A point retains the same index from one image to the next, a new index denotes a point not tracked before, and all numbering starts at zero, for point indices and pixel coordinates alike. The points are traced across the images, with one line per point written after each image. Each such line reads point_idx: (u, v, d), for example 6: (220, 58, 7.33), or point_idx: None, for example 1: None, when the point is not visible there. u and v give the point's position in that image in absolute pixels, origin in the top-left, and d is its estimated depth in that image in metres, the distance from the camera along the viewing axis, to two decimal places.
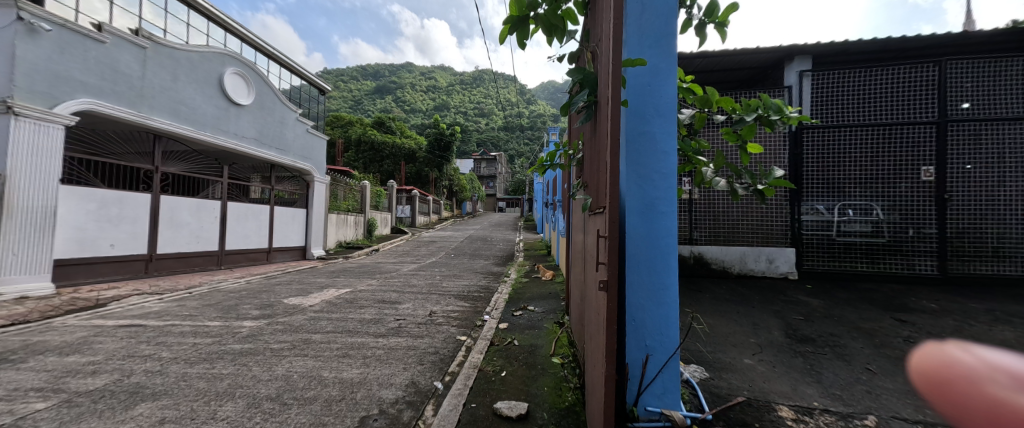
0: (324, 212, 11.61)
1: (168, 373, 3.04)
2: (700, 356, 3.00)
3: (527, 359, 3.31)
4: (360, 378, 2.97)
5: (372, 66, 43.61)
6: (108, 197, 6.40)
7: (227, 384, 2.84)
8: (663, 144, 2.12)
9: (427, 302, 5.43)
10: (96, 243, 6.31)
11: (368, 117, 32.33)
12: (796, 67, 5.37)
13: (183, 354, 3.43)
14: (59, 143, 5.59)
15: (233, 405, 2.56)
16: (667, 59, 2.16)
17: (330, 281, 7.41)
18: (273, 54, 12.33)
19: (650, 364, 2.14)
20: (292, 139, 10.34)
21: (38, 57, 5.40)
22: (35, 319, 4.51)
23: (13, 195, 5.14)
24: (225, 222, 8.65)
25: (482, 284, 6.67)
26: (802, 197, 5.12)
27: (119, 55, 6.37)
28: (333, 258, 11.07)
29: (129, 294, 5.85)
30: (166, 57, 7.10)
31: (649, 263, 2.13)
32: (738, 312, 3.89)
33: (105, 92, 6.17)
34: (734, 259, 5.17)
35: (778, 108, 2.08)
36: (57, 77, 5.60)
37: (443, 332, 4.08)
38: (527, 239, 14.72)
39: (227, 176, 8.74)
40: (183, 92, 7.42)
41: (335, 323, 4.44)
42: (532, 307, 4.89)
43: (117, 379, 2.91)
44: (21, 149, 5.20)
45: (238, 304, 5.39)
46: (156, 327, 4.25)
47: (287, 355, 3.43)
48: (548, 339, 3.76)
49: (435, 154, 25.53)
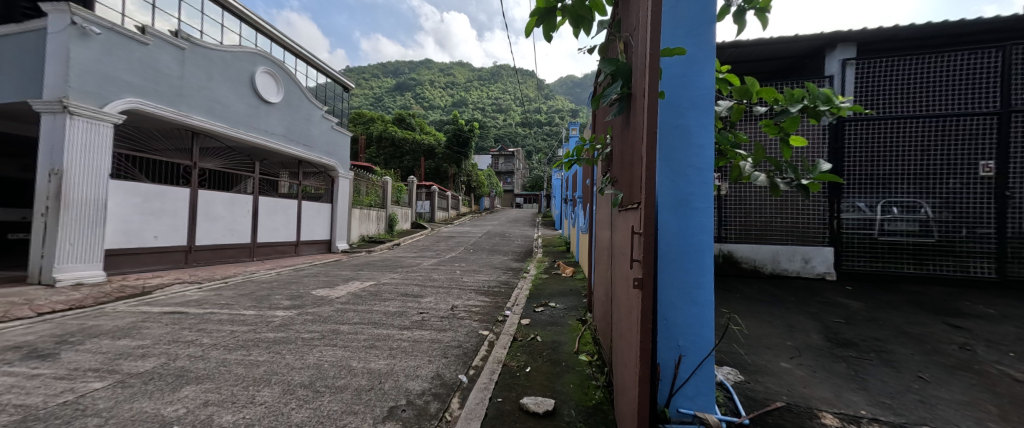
0: (348, 207, 11.88)
1: (209, 358, 3.20)
2: (735, 358, 2.92)
3: (550, 356, 3.30)
4: (387, 369, 3.04)
5: (393, 65, 44.42)
6: (151, 191, 6.75)
7: (264, 371, 2.96)
8: (698, 137, 2.05)
9: (448, 296, 5.50)
10: (141, 235, 6.67)
11: (390, 114, 32.86)
12: (838, 56, 5.13)
13: (223, 341, 3.60)
14: (108, 140, 5.92)
15: (270, 390, 2.67)
16: (704, 48, 2.08)
17: (354, 273, 7.61)
18: (300, 53, 12.60)
19: (683, 364, 2.10)
20: (318, 135, 10.61)
21: (88, 59, 5.71)
22: (89, 305, 4.81)
23: (70, 189, 5.48)
24: (257, 215, 8.99)
25: (501, 280, 6.69)
26: (842, 194, 4.91)
27: (160, 56, 6.68)
28: (355, 251, 11.35)
29: (171, 283, 6.17)
30: (202, 58, 7.39)
31: (682, 262, 2.07)
32: (771, 313, 3.78)
33: (147, 91, 6.48)
34: (766, 258, 5.05)
35: (826, 97, 1.91)
36: (105, 78, 5.92)
37: (465, 326, 4.13)
38: (545, 235, 14.74)
39: (258, 172, 9.08)
40: (218, 91, 7.72)
41: (361, 315, 4.56)
42: (553, 303, 4.89)
43: (163, 362, 3.08)
44: (76, 146, 5.55)
45: (270, 295, 5.61)
46: (196, 314, 4.47)
47: (317, 344, 3.55)
48: (571, 336, 3.74)
49: (455, 150, 25.71)
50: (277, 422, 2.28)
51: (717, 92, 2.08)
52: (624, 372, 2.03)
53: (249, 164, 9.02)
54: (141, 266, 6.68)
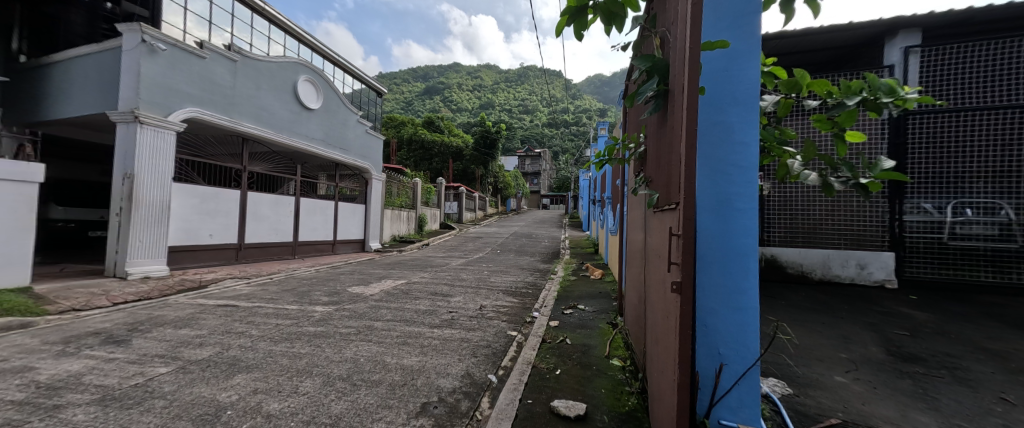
0: (381, 208, 12.18)
1: (257, 348, 3.35)
2: (784, 370, 2.77)
3: (581, 359, 3.25)
4: (418, 366, 3.08)
5: (423, 69, 45.44)
6: (207, 192, 7.15)
7: (306, 362, 3.08)
8: (741, 134, 1.97)
9: (477, 296, 5.53)
10: (198, 232, 7.06)
11: (419, 117, 33.54)
12: (900, 43, 4.94)
13: (269, 333, 3.76)
14: (172, 146, 6.33)
15: (312, 381, 2.76)
16: (748, 41, 2.00)
17: (386, 272, 7.79)
18: (337, 61, 13.03)
19: (725, 374, 2.00)
20: (354, 139, 10.95)
21: (156, 74, 6.13)
22: (155, 297, 5.18)
23: (140, 191, 5.91)
24: (299, 215, 9.36)
25: (529, 281, 6.67)
26: (904, 194, 4.73)
27: (216, 68, 7.09)
28: (387, 251, 11.60)
29: (225, 278, 6.53)
30: (251, 68, 7.79)
31: (722, 265, 1.99)
32: (822, 323, 3.61)
33: (205, 102, 6.89)
34: (815, 263, 4.99)
35: (889, 88, 1.70)
36: (169, 91, 6.32)
37: (494, 326, 4.13)
38: (572, 237, 14.63)
39: (299, 174, 9.37)
40: (265, 99, 8.11)
41: (394, 312, 4.66)
42: (582, 306, 4.82)
43: (219, 351, 3.25)
44: (145, 152, 5.98)
45: (310, 291, 5.83)
46: (245, 307, 4.71)
47: (354, 339, 3.65)
48: (601, 340, 3.68)
49: (481, 152, 25.93)
50: (317, 413, 2.35)
51: (762, 87, 1.99)
52: (661, 379, 1.97)
53: (292, 167, 9.32)
54: (198, 262, 7.09)
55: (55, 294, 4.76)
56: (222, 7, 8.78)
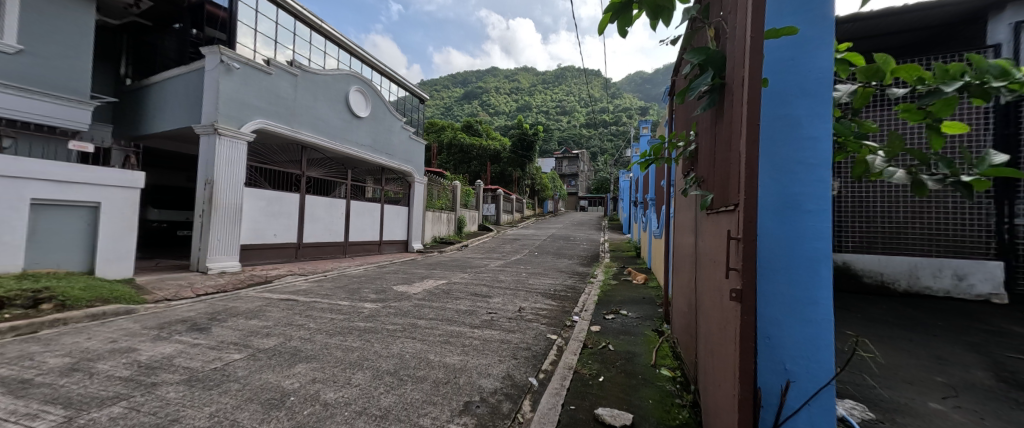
0: (423, 210, 12.52)
1: (314, 341, 3.63)
2: (865, 392, 2.51)
3: (625, 367, 3.14)
4: (461, 364, 3.13)
5: (461, 74, 46.41)
6: (272, 196, 7.71)
7: (357, 356, 3.27)
8: (809, 129, 1.83)
9: (516, 297, 5.54)
10: (264, 233, 7.62)
11: (457, 122, 34.28)
12: (1008, 18, 4.14)
13: (324, 327, 4.03)
14: (243, 155, 6.95)
15: (362, 374, 2.92)
16: (818, 27, 1.85)
17: (429, 272, 8.00)
18: (386, 72, 13.37)
19: (793, 392, 1.83)
20: (398, 145, 11.31)
21: (230, 90, 6.72)
22: (230, 289, 5.82)
23: (218, 195, 6.57)
24: (349, 217, 9.81)
25: (568, 284, 6.60)
26: (1018, 193, 3.97)
27: (279, 83, 7.63)
28: (429, 252, 11.90)
29: (287, 274, 7.00)
30: (309, 81, 8.30)
31: (789, 272, 1.83)
32: (911, 341, 3.26)
33: (270, 114, 7.44)
34: (901, 273, 4.39)
35: (1003, 68, 1.34)
36: (240, 105, 6.89)
37: (533, 328, 4.11)
38: (613, 239, 14.32)
39: (350, 178, 9.85)
40: (321, 109, 8.59)
41: (436, 311, 4.77)
42: (625, 312, 4.67)
43: (282, 341, 3.61)
44: (223, 161, 6.62)
45: (360, 288, 6.10)
46: (304, 302, 5.06)
47: (399, 336, 3.78)
48: (646, 348, 3.53)
49: (519, 154, 26.03)
50: (368, 405, 2.49)
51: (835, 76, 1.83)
52: (718, 392, 1.86)
53: (343, 172, 9.77)
54: (264, 259, 7.64)
55: (151, 286, 5.46)
56: (286, 26, 8.94)
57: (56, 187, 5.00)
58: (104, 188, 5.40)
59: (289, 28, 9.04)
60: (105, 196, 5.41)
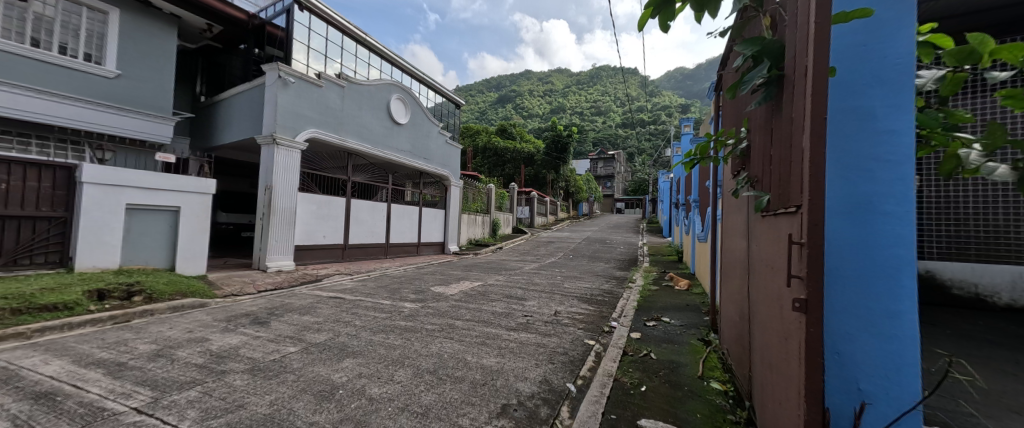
0: (459, 212, 12.71)
1: (360, 337, 3.79)
2: (960, 420, 2.14)
3: (670, 377, 3.00)
4: (498, 367, 3.13)
5: (495, 78, 46.89)
6: (322, 200, 8.12)
7: (399, 353, 3.37)
8: (886, 122, 1.68)
9: (551, 301, 5.48)
10: (314, 234, 8.05)
11: (492, 126, 34.55)
12: None
13: (369, 324, 4.19)
14: (297, 163, 7.43)
15: (404, 372, 3.01)
16: (897, 10, 1.69)
17: (465, 273, 8.11)
18: (424, 79, 13.74)
19: (869, 413, 1.68)
20: (435, 149, 11.57)
21: (287, 103, 7.24)
22: (286, 287, 6.25)
23: (277, 200, 7.09)
24: (390, 219, 10.12)
25: (605, 289, 6.42)
26: None
27: (329, 95, 8.09)
28: (464, 254, 12.02)
29: (335, 273, 7.34)
30: (355, 92, 8.71)
31: (864, 280, 1.68)
32: (1011, 360, 2.86)
33: (321, 124, 7.91)
34: (1000, 283, 3.92)
35: None
36: (295, 117, 7.40)
37: (570, 333, 4.04)
38: (651, 242, 13.88)
39: (391, 183, 10.13)
40: (365, 118, 8.97)
41: (472, 312, 4.81)
42: (667, 318, 4.48)
43: (332, 336, 3.79)
44: (280, 169, 7.13)
45: (400, 288, 6.27)
46: (350, 300, 5.29)
47: (438, 335, 3.85)
48: (692, 358, 3.35)
49: (553, 156, 25.85)
50: (410, 402, 2.55)
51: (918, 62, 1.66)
52: (779, 407, 1.74)
53: (384, 176, 10.10)
54: (312, 260, 8.02)
55: (220, 281, 6.03)
56: (335, 42, 9.33)
57: (142, 193, 5.64)
58: (184, 194, 6.09)
59: (338, 44, 9.42)
60: (184, 201, 6.09)
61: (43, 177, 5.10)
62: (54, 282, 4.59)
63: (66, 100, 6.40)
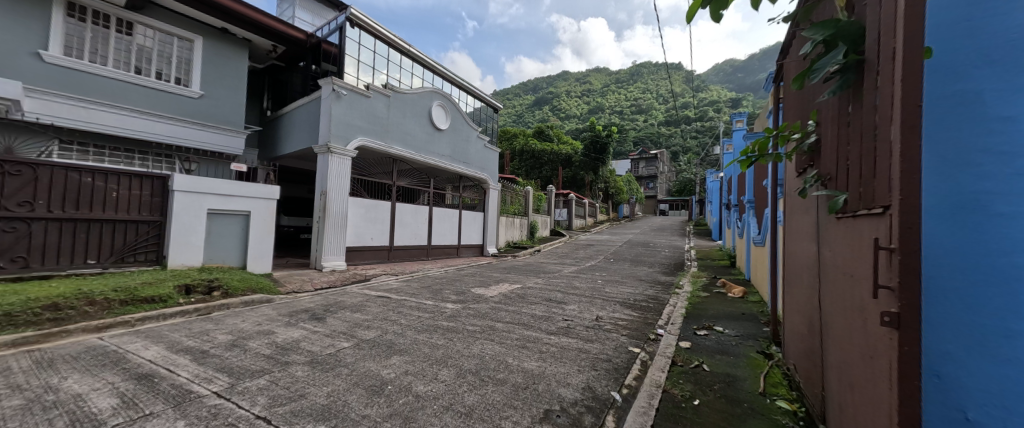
0: (497, 215, 12.77)
1: (405, 335, 3.87)
2: None
3: (725, 392, 2.77)
4: (539, 371, 3.07)
5: (532, 81, 46.89)
6: (369, 203, 8.50)
7: (442, 353, 3.40)
8: (999, 107, 1.40)
9: (592, 306, 5.32)
10: (363, 237, 8.43)
11: (530, 128, 34.53)
12: None
13: (413, 323, 4.28)
14: (348, 169, 7.81)
15: (447, 372, 3.03)
16: None
17: (504, 275, 8.10)
18: (464, 85, 13.97)
19: None
20: (474, 153, 11.70)
21: (339, 114, 7.63)
22: (339, 284, 6.56)
23: (330, 204, 7.51)
24: (431, 222, 10.33)
25: (649, 294, 6.15)
26: None
27: (376, 104, 8.43)
28: (503, 256, 12.05)
29: (382, 273, 7.62)
30: (400, 101, 9.02)
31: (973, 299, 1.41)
32: None
33: (369, 132, 8.26)
34: None
35: None
36: (346, 126, 7.78)
37: (614, 339, 3.89)
38: (698, 246, 13.19)
39: (432, 186, 10.32)
40: (409, 125, 9.25)
41: (512, 314, 4.77)
42: (720, 328, 4.19)
43: (380, 333, 3.91)
44: (334, 175, 7.55)
45: (442, 289, 6.37)
46: (396, 300, 5.44)
47: (478, 337, 3.84)
48: (751, 372, 3.07)
49: (592, 157, 25.35)
50: (453, 401, 2.58)
51: None
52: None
53: (426, 180, 10.33)
54: (360, 260, 8.41)
55: (283, 280, 6.50)
56: (382, 54, 9.65)
57: (221, 198, 6.23)
58: (255, 199, 6.64)
59: (385, 56, 9.73)
60: (254, 206, 6.63)
61: (144, 186, 5.67)
62: (150, 278, 5.13)
63: (163, 120, 7.36)
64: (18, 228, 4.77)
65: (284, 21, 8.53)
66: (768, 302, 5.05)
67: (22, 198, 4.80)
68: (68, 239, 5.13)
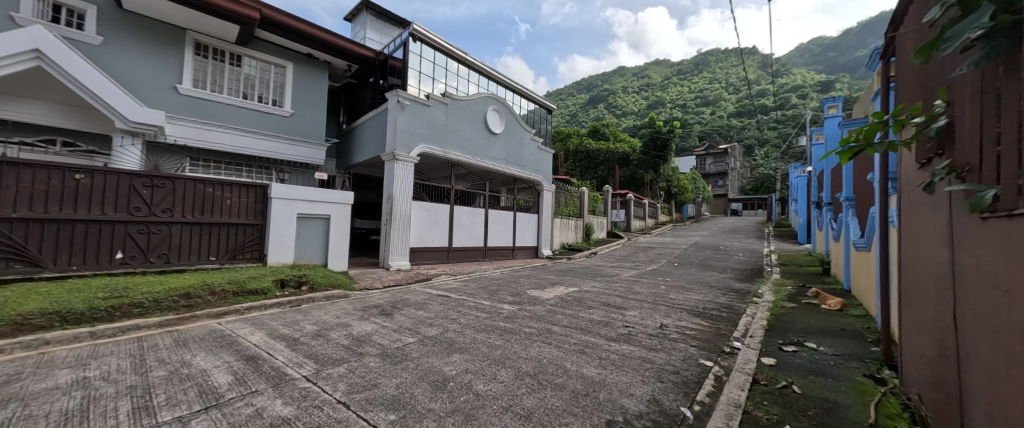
0: (552, 216, 12.57)
1: (464, 334, 3.85)
2: None
3: (822, 420, 2.38)
4: (600, 378, 2.87)
5: (585, 80, 46.15)
6: (430, 206, 8.75)
7: (500, 353, 3.32)
8: None
9: (655, 313, 4.97)
10: (424, 238, 8.69)
11: (584, 127, 33.96)
12: None
13: (471, 323, 4.25)
14: (410, 175, 8.06)
15: (505, 372, 2.94)
16: None
17: (559, 278, 7.90)
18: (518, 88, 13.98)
19: None
20: (528, 155, 11.63)
21: (403, 123, 7.94)
22: (404, 282, 6.79)
23: (396, 207, 7.83)
24: (487, 224, 10.40)
25: (721, 302, 5.62)
26: None
27: (435, 112, 8.66)
28: (558, 258, 11.83)
29: (442, 273, 7.79)
30: (457, 107, 9.20)
31: None
32: None
33: (430, 139, 8.51)
34: None
35: None
36: (410, 135, 8.07)
37: (682, 350, 3.57)
38: (776, 250, 11.95)
39: (488, 189, 10.39)
40: (465, 131, 9.41)
41: (569, 318, 4.59)
42: (812, 345, 3.70)
43: (442, 331, 3.93)
44: (399, 181, 7.86)
45: (498, 290, 6.34)
46: (455, 299, 5.48)
47: (535, 339, 3.71)
48: (856, 400, 2.62)
49: (652, 155, 24.13)
50: (513, 403, 2.49)
51: None
52: None
53: (482, 183, 10.42)
54: (421, 260, 8.66)
55: (355, 277, 6.87)
56: (440, 64, 9.88)
57: (308, 204, 6.71)
58: (335, 203, 7.07)
59: (443, 66, 9.96)
60: (334, 210, 7.05)
61: (251, 194, 6.28)
62: (254, 273, 5.62)
63: (263, 137, 8.13)
64: (162, 231, 5.53)
65: (354, 40, 8.99)
66: (876, 317, 4.35)
67: (164, 206, 5.55)
68: (196, 241, 5.81)
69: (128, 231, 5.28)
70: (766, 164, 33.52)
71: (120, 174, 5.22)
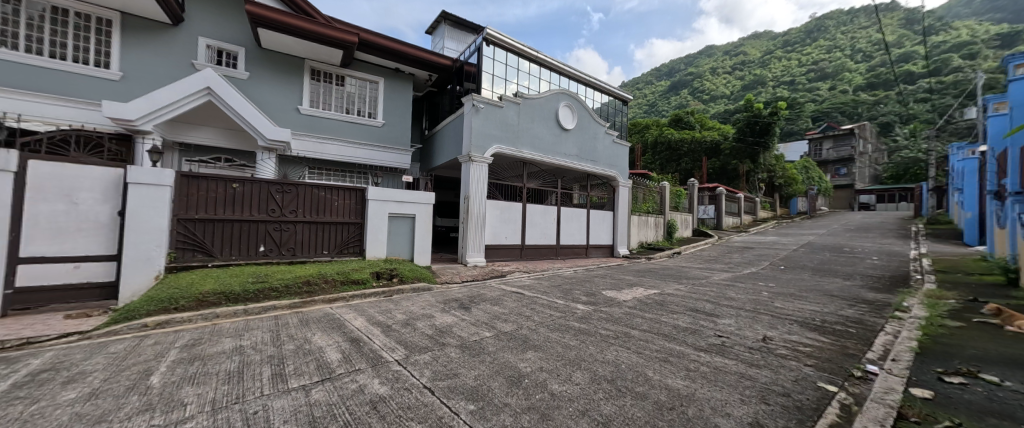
0: (628, 213, 12.06)
1: (538, 332, 3.86)
2: None
3: None
4: (688, 391, 2.70)
5: (665, 67, 43.68)
6: (502, 204, 8.93)
7: (576, 354, 3.28)
8: None
9: (754, 322, 4.52)
10: (498, 236, 8.90)
11: (664, 117, 32.17)
12: None
13: (544, 321, 4.24)
14: (484, 174, 8.31)
15: (581, 374, 2.90)
16: None
17: (638, 279, 7.54)
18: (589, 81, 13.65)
19: None
20: (602, 150, 11.31)
21: (478, 125, 8.23)
22: (480, 278, 7.04)
23: (472, 206, 8.14)
24: (559, 221, 10.32)
25: (835, 314, 4.91)
26: None
27: (508, 112, 8.85)
28: (635, 257, 11.34)
29: (515, 270, 7.94)
30: (529, 106, 9.28)
31: None
32: None
33: (504, 139, 8.71)
34: None
35: None
36: (485, 136, 8.35)
37: (790, 368, 3.20)
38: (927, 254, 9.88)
39: (560, 186, 10.30)
40: (538, 129, 9.46)
41: (651, 322, 4.37)
42: (1002, 380, 3.02)
43: (516, 327, 3.99)
44: (474, 181, 8.16)
45: (572, 289, 6.24)
46: (529, 296, 5.53)
47: (612, 343, 3.59)
48: None
49: (747, 142, 20.95)
50: (590, 407, 2.45)
51: None
52: None
53: (553, 181, 10.36)
54: (495, 257, 8.90)
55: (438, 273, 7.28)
56: (511, 65, 10.02)
57: (397, 204, 7.26)
58: (422, 203, 7.51)
59: (514, 65, 10.09)
60: (421, 209, 7.51)
61: (355, 196, 6.93)
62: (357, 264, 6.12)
63: (363, 146, 8.99)
64: (291, 229, 6.36)
65: (433, 51, 9.47)
66: None
67: (292, 207, 6.36)
68: (315, 237, 6.57)
69: (268, 228, 6.16)
70: (914, 147, 27.76)
71: (262, 182, 6.10)
